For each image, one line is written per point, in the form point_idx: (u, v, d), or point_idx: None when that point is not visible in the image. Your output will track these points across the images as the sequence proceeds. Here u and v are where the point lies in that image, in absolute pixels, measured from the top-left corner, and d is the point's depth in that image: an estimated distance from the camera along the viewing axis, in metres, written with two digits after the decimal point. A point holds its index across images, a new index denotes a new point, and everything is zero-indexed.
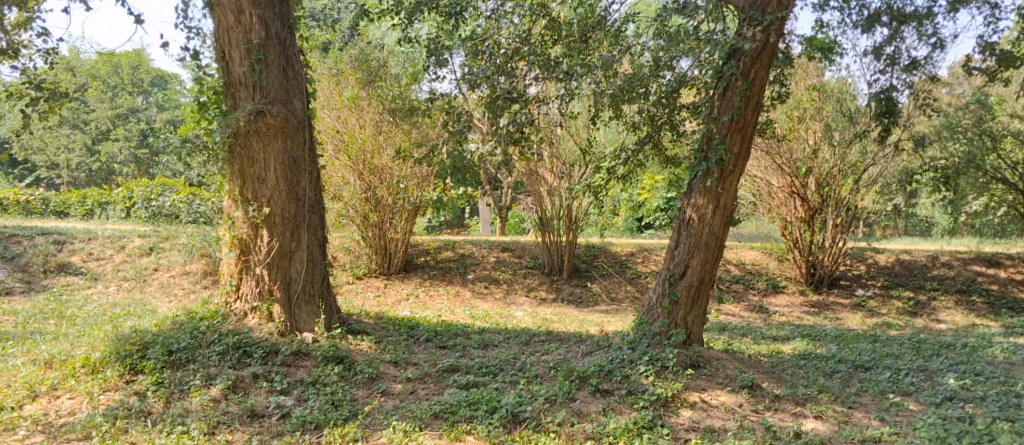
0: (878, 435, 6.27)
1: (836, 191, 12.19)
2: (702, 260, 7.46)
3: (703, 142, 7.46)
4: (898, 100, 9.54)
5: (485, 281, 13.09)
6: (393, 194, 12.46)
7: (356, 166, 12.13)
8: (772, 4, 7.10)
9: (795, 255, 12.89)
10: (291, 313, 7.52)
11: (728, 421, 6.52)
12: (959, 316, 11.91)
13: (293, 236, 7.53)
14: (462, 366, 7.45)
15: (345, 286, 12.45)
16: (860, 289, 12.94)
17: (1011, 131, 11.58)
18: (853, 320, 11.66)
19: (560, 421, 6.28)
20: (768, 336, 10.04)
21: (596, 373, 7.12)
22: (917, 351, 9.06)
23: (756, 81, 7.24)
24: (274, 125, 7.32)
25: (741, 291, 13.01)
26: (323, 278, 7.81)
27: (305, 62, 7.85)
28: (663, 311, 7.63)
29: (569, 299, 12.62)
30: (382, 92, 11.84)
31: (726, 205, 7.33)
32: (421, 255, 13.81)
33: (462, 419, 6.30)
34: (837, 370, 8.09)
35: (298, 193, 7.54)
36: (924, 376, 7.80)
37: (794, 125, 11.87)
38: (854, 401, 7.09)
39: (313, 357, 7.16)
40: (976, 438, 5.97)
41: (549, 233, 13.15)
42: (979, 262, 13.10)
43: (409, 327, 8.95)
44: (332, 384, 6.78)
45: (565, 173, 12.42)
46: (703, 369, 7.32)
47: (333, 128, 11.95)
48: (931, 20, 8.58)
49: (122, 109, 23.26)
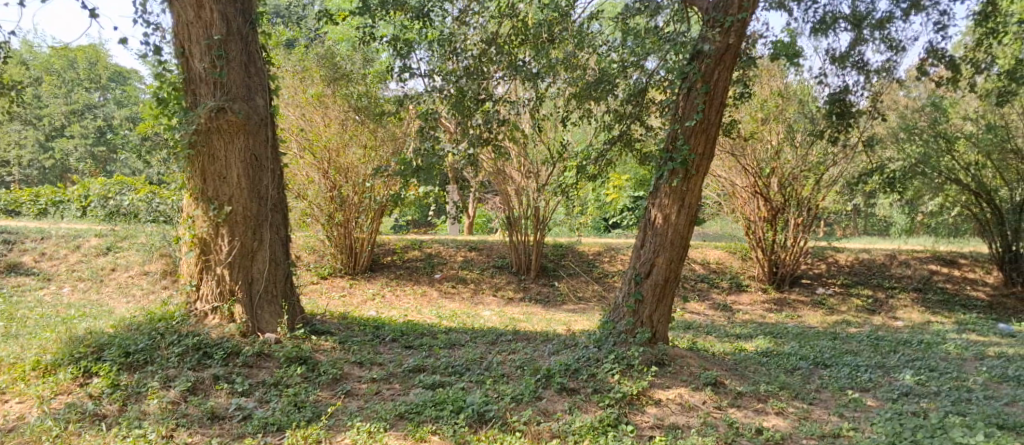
0: (837, 431, 6.35)
1: (797, 191, 12.39)
2: (668, 259, 7.51)
3: (668, 142, 7.51)
4: (854, 102, 9.77)
5: (452, 281, 13.02)
6: (359, 193, 12.35)
7: (322, 165, 11.97)
8: (734, 5, 7.22)
9: (758, 254, 13.11)
10: (252, 314, 7.38)
11: (692, 419, 6.57)
12: (915, 314, 12.17)
13: (254, 235, 7.38)
14: (428, 366, 7.40)
15: (309, 286, 12.26)
16: (821, 288, 13.18)
17: (965, 134, 11.70)
18: (813, 318, 11.88)
19: (525, 420, 6.27)
20: (731, 335, 10.14)
21: (561, 371, 7.14)
22: (874, 348, 9.21)
23: (719, 82, 7.30)
24: (235, 122, 7.17)
25: (705, 290, 13.18)
26: (286, 278, 7.68)
27: (267, 59, 7.70)
28: (628, 310, 7.66)
29: (536, 298, 12.63)
30: (349, 90, 11.65)
31: (691, 204, 7.38)
32: (387, 254, 13.68)
33: (428, 419, 6.25)
34: (798, 367, 8.21)
35: (260, 192, 7.40)
36: (880, 372, 7.94)
37: (757, 126, 12.04)
38: (813, 397, 7.18)
39: (276, 358, 7.04)
40: (929, 432, 6.08)
41: (516, 232, 13.17)
42: (935, 261, 13.39)
43: (375, 328, 8.87)
44: (294, 385, 6.67)
45: (533, 172, 12.49)
46: (668, 367, 7.36)
47: (297, 126, 11.78)
48: (888, 21, 8.72)
49: (77, 105, 22.72)
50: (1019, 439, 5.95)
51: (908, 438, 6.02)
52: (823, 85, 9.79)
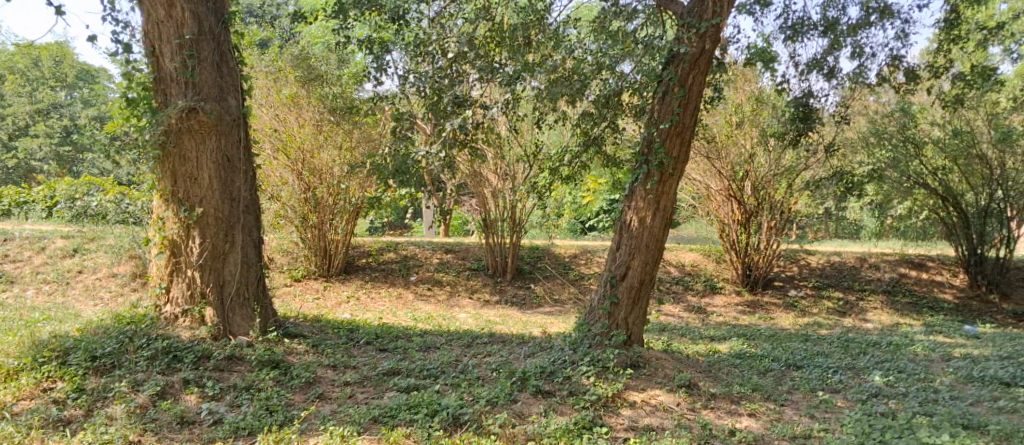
0: (808, 432, 6.40)
1: (770, 194, 12.52)
2: (643, 261, 7.53)
3: (643, 146, 7.53)
4: (815, 107, 9.94)
5: (427, 283, 12.95)
6: (333, 194, 12.27)
7: (295, 166, 11.85)
8: (709, 11, 7.31)
9: (731, 256, 13.24)
10: (224, 317, 7.26)
11: (666, 420, 6.58)
12: (885, 316, 12.35)
13: (225, 237, 7.27)
14: (403, 370, 7.35)
15: (282, 288, 12.10)
16: (793, 290, 13.32)
17: (932, 139, 11.88)
18: (786, 320, 12.00)
19: (500, 423, 6.24)
20: (705, 337, 10.21)
21: (537, 373, 7.13)
22: (845, 350, 9.32)
23: (693, 86, 7.38)
24: (206, 123, 7.07)
25: (680, 292, 13.26)
26: (258, 280, 7.57)
27: (240, 59, 7.60)
28: (604, 312, 7.67)
29: (512, 301, 12.62)
30: (324, 91, 11.53)
31: (666, 208, 7.43)
32: (363, 257, 13.58)
33: (402, 423, 6.20)
34: (770, 368, 8.29)
35: (232, 193, 7.29)
36: (851, 374, 8.04)
37: (732, 130, 12.15)
38: (785, 398, 7.24)
39: (247, 362, 6.95)
40: (898, 432, 6.16)
41: (492, 234, 13.15)
42: (904, 263, 13.60)
43: (349, 330, 8.80)
44: (266, 389, 6.58)
45: (510, 174, 12.49)
46: (643, 369, 7.39)
47: (270, 127, 11.61)
48: (858, 28, 8.84)
49: (42, 104, 22.24)
50: (984, 439, 6.04)
51: (877, 438, 6.09)
52: (790, 89, 9.92)
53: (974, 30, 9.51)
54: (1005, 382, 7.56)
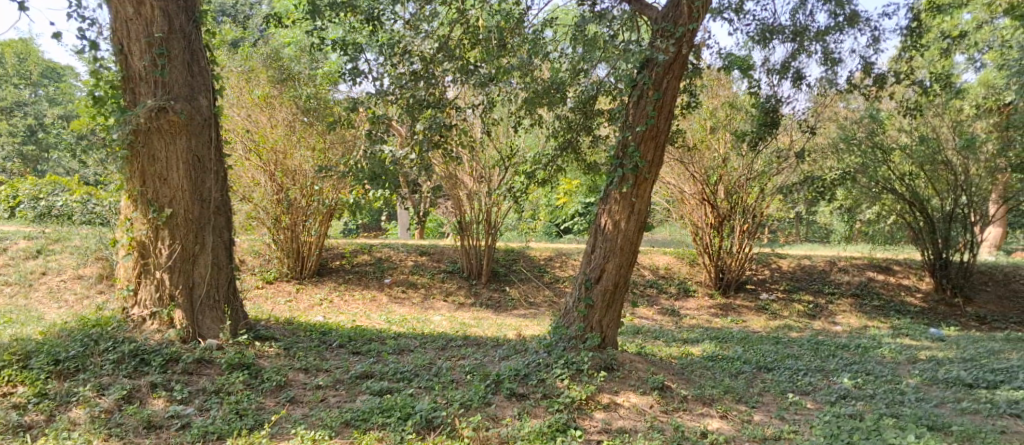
0: (778, 433, 6.45)
1: (743, 198, 12.64)
2: (618, 264, 7.55)
3: (618, 149, 7.56)
4: (782, 110, 10.03)
5: (402, 285, 12.87)
6: (307, 196, 12.16)
7: (267, 167, 11.73)
8: (684, 17, 7.37)
9: (705, 260, 13.33)
10: (193, 319, 7.13)
11: (639, 423, 6.60)
12: (854, 319, 12.51)
13: (196, 238, 7.15)
14: (376, 373, 7.30)
15: (254, 291, 11.94)
16: (765, 293, 13.44)
17: (900, 145, 12.07)
18: (757, 323, 12.12)
19: (474, 426, 6.21)
20: (679, 340, 10.27)
21: (511, 376, 7.12)
22: (815, 352, 9.43)
23: (668, 91, 7.43)
24: (176, 123, 6.97)
25: (654, 295, 13.32)
26: (229, 282, 7.45)
27: (212, 58, 7.49)
28: (579, 315, 7.67)
29: (486, 304, 12.58)
30: (297, 91, 11.44)
31: (640, 211, 7.45)
32: (336, 259, 13.45)
33: (375, 426, 6.16)
34: (742, 371, 8.35)
35: (202, 194, 7.18)
36: (820, 376, 8.13)
37: (705, 135, 12.27)
38: (756, 400, 7.29)
39: (217, 365, 6.84)
40: (866, 433, 6.23)
41: (468, 237, 13.10)
42: (872, 267, 13.81)
43: (322, 333, 8.71)
44: (236, 392, 6.49)
45: (485, 177, 12.48)
46: (617, 371, 7.41)
47: (242, 128, 11.48)
48: (826, 34, 8.94)
49: (5, 102, 21.76)
50: (948, 439, 6.13)
51: (845, 440, 6.15)
52: (760, 90, 9.96)
53: (940, 39, 9.68)
54: (968, 384, 7.69)
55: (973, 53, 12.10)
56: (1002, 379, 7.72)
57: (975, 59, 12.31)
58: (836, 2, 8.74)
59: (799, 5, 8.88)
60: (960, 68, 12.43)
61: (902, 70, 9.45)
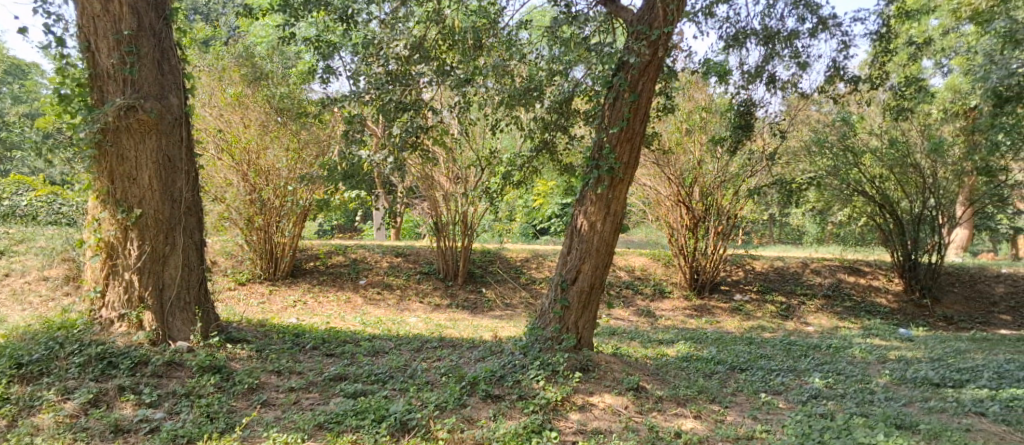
0: (750, 433, 6.49)
1: (717, 200, 12.75)
2: (593, 265, 7.56)
3: (594, 151, 7.58)
4: (756, 114, 10.10)
5: (377, 287, 12.80)
6: (281, 196, 12.06)
7: (240, 167, 11.61)
8: (659, 20, 7.43)
9: (680, 261, 13.41)
10: (163, 321, 7.03)
11: (614, 423, 6.61)
12: (825, 319, 12.66)
13: (166, 239, 7.05)
14: (350, 375, 7.25)
15: (226, 292, 11.80)
16: (738, 294, 13.55)
17: (870, 148, 12.22)
18: (731, 323, 12.21)
19: (448, 428, 6.19)
20: (654, 340, 10.32)
21: (487, 378, 7.11)
22: (787, 352, 9.51)
23: (643, 93, 7.47)
24: (146, 122, 6.88)
25: (630, 296, 13.37)
26: (201, 284, 7.35)
27: (183, 57, 7.40)
28: (555, 316, 7.67)
29: (462, 305, 12.56)
30: (270, 91, 11.34)
31: (616, 212, 7.47)
32: (310, 260, 13.36)
33: (348, 429, 6.11)
34: (716, 371, 8.40)
35: (173, 194, 7.09)
36: (792, 376, 8.20)
37: (681, 137, 12.34)
38: (729, 400, 7.34)
39: (188, 368, 6.74)
40: (836, 433, 6.29)
41: (444, 238, 13.08)
42: (843, 269, 13.97)
43: (294, 335, 8.64)
44: (207, 395, 6.41)
45: (461, 177, 12.47)
46: (592, 372, 7.42)
47: (214, 128, 11.36)
48: (797, 38, 9.03)
49: None
50: (916, 438, 6.20)
51: (815, 439, 6.20)
52: (733, 95, 10.02)
53: (908, 44, 9.85)
54: (935, 383, 7.80)
55: (940, 58, 12.30)
56: (968, 378, 7.84)
57: (942, 64, 12.51)
58: (806, 6, 8.83)
59: (769, 9, 8.96)
60: (927, 73, 12.62)
61: (873, 75, 9.57)
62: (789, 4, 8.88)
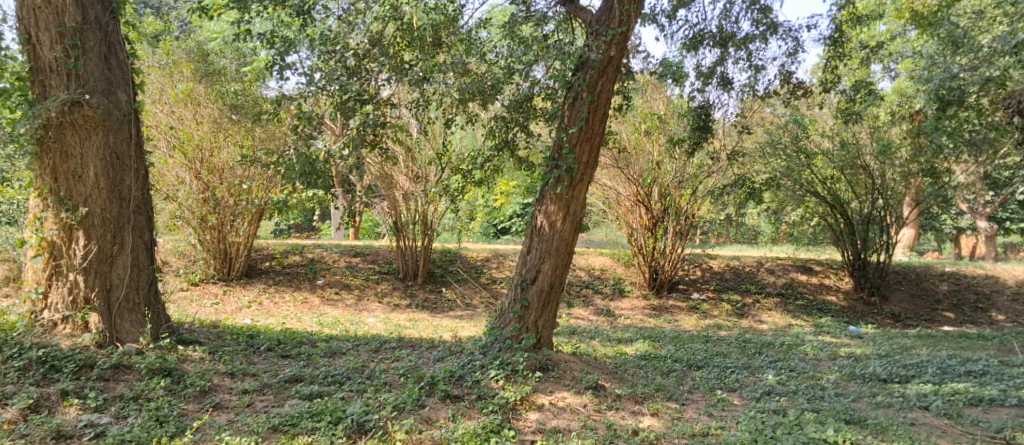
0: (706, 429, 6.55)
1: (676, 200, 12.87)
2: (553, 265, 7.57)
3: (554, 151, 7.58)
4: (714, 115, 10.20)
5: (335, 287, 12.66)
6: (234, 196, 11.85)
7: (193, 165, 11.39)
8: (616, 20, 7.48)
9: (639, 260, 13.51)
10: (110, 323, 6.86)
11: (573, 422, 6.62)
12: (778, 317, 12.88)
13: (113, 238, 6.88)
14: (306, 376, 7.15)
15: (179, 292, 11.57)
16: (696, 293, 13.69)
17: (822, 150, 12.44)
18: (689, 322, 12.33)
19: (406, 429, 6.13)
20: (613, 339, 10.38)
21: (445, 378, 7.06)
22: (742, 350, 9.64)
23: (602, 93, 7.50)
24: (92, 118, 6.70)
25: (590, 295, 13.43)
26: (150, 284, 7.18)
27: (131, 51, 7.22)
28: (514, 316, 7.66)
29: (422, 305, 12.49)
30: (223, 88, 11.17)
31: (575, 212, 7.49)
32: (266, 260, 13.15)
33: (304, 431, 6.03)
34: (673, 369, 8.48)
35: (121, 193, 6.91)
36: (747, 373, 8.32)
37: (640, 138, 12.44)
38: (685, 397, 7.41)
39: (136, 370, 6.59)
40: (788, 428, 6.39)
41: (403, 237, 13.00)
42: (796, 268, 14.22)
43: (248, 336, 8.49)
44: (157, 398, 6.27)
45: (421, 176, 12.41)
46: (551, 371, 7.43)
47: (166, 124, 11.07)
48: (751, 42, 9.16)
49: None
50: (865, 432, 6.32)
51: (768, 434, 6.27)
52: (691, 96, 10.12)
53: (858, 49, 10.07)
54: (883, 379, 7.97)
55: (887, 62, 12.61)
56: (913, 374, 8.04)
57: (890, 68, 12.82)
58: (760, 11, 8.96)
59: (725, 12, 9.07)
60: (876, 76, 12.92)
61: (824, 78, 9.76)
62: (743, 8, 9.01)
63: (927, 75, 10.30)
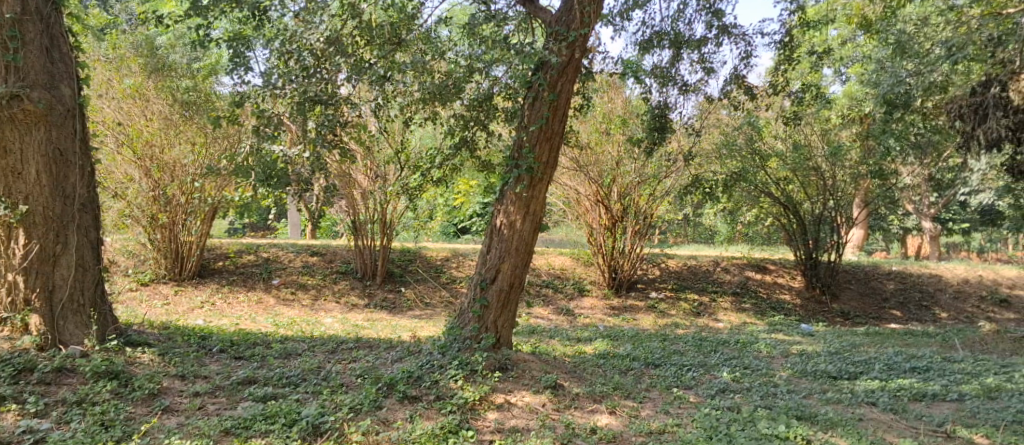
0: (662, 427, 6.57)
1: (635, 200, 12.97)
2: (513, 264, 7.54)
3: (514, 150, 7.55)
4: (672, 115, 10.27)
5: (291, 287, 12.47)
6: (186, 193, 11.62)
7: (142, 162, 11.15)
8: (576, 21, 7.47)
9: (598, 260, 13.56)
10: (53, 325, 6.64)
11: (531, 421, 6.59)
12: (734, 316, 13.03)
13: (56, 237, 6.65)
14: (260, 378, 7.01)
15: (127, 293, 11.28)
16: (654, 292, 13.80)
17: (776, 152, 12.57)
18: (647, 321, 12.41)
19: (363, 431, 6.03)
20: (573, 338, 10.40)
21: (403, 379, 6.98)
22: (698, 348, 9.73)
23: (563, 93, 7.49)
24: (33, 112, 6.47)
25: (550, 294, 13.44)
26: (96, 285, 6.97)
27: (75, 44, 7.00)
28: (474, 316, 7.61)
29: (381, 305, 12.38)
30: (173, 84, 10.92)
31: (536, 211, 7.47)
32: (219, 259, 12.89)
33: (257, 434, 5.91)
34: (632, 367, 8.51)
35: (65, 190, 6.69)
36: (703, 371, 8.39)
37: (600, 138, 12.49)
38: (643, 396, 7.44)
39: (81, 374, 6.39)
40: (742, 425, 6.45)
41: (362, 236, 12.86)
42: (751, 267, 14.44)
43: (200, 337, 8.30)
44: (102, 402, 6.07)
45: (379, 175, 12.28)
46: (510, 371, 7.39)
47: (112, 120, 10.86)
48: (704, 45, 9.25)
49: None
50: (816, 428, 6.40)
51: (722, 431, 6.31)
52: (649, 97, 10.17)
53: (810, 53, 10.24)
54: (833, 375, 8.11)
55: (838, 66, 12.85)
56: (861, 370, 8.20)
57: (840, 72, 13.07)
58: (715, 14, 9.04)
59: (679, 13, 9.14)
60: (827, 80, 13.16)
61: (777, 81, 9.91)
62: (699, 10, 9.09)
63: (877, 79, 10.52)
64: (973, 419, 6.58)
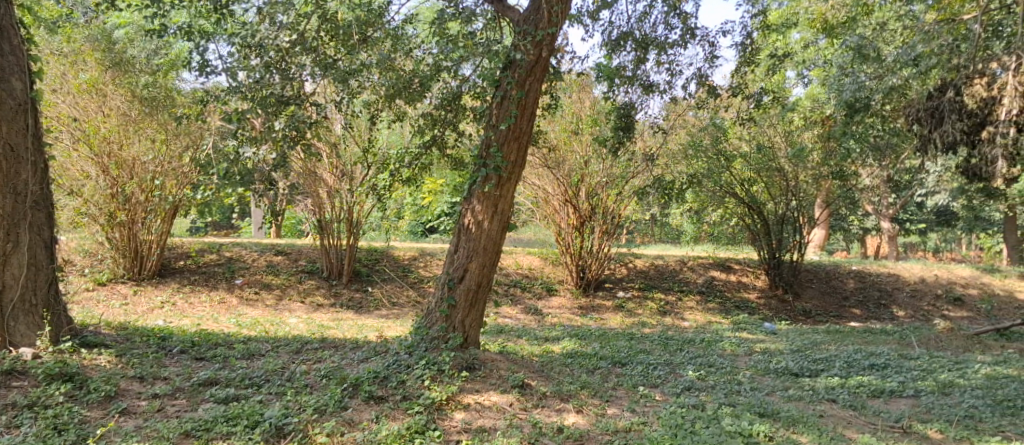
0: (628, 425, 6.56)
1: (603, 200, 13.01)
2: (480, 264, 7.48)
3: (482, 149, 7.49)
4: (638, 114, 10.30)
5: (255, 287, 12.27)
6: (146, 191, 11.38)
7: (100, 159, 10.87)
8: (544, 20, 7.43)
9: (566, 259, 13.56)
10: (3, 325, 6.45)
11: (498, 421, 6.55)
12: (700, 315, 13.11)
13: (7, 236, 6.46)
14: (222, 379, 6.87)
15: (84, 293, 11.00)
16: (621, 291, 13.83)
17: (741, 153, 12.69)
18: (614, 320, 12.44)
19: (328, 432, 5.94)
20: (540, 338, 10.38)
21: (369, 379, 6.90)
22: (664, 347, 9.77)
23: (530, 92, 7.45)
24: None
25: (518, 294, 13.41)
26: (50, 284, 6.77)
27: (28, 37, 6.78)
28: (441, 315, 7.54)
29: (348, 305, 12.24)
30: (132, 79, 10.68)
31: (503, 211, 7.42)
32: (180, 259, 12.64)
33: (218, 436, 5.78)
34: (599, 366, 8.51)
35: (16, 187, 6.49)
36: (669, 369, 8.41)
37: (568, 138, 12.49)
38: (609, 394, 7.43)
39: (33, 376, 6.21)
40: (707, 422, 6.47)
41: (328, 236, 12.70)
42: (717, 267, 14.60)
43: (159, 338, 8.12)
44: (55, 406, 5.90)
45: (346, 174, 12.15)
46: (478, 371, 7.34)
47: (67, 116, 10.53)
48: (670, 46, 9.28)
49: None
50: (780, 425, 6.45)
51: (687, 429, 6.32)
52: (616, 96, 10.18)
53: (774, 55, 10.34)
54: (795, 373, 8.19)
55: (801, 69, 13.01)
56: (823, 368, 8.28)
57: (803, 75, 13.23)
58: (680, 15, 9.08)
59: (646, 14, 9.16)
60: (790, 82, 13.32)
61: (743, 81, 9.99)
62: (665, 12, 9.12)
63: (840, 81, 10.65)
64: (929, 415, 6.69)
